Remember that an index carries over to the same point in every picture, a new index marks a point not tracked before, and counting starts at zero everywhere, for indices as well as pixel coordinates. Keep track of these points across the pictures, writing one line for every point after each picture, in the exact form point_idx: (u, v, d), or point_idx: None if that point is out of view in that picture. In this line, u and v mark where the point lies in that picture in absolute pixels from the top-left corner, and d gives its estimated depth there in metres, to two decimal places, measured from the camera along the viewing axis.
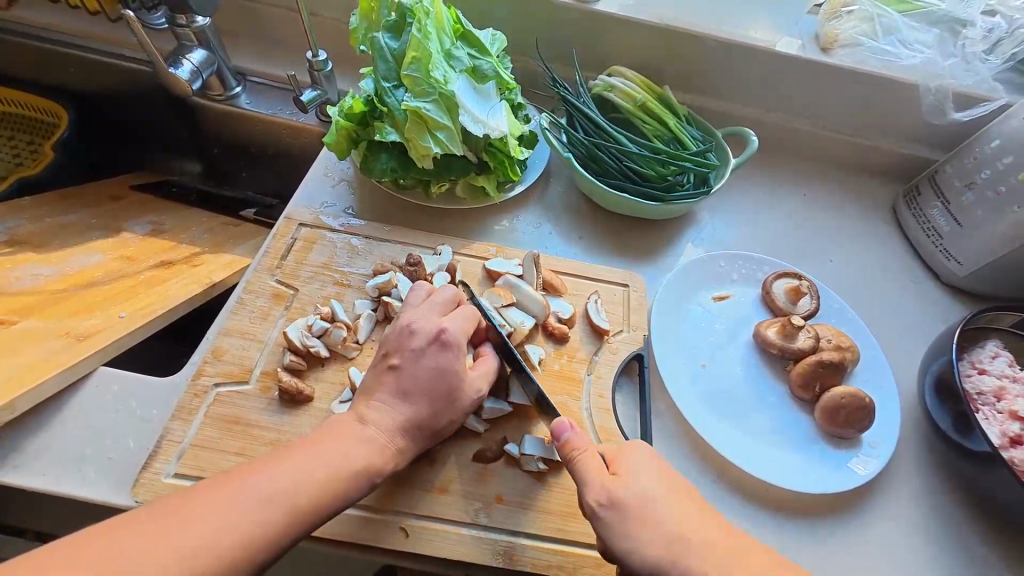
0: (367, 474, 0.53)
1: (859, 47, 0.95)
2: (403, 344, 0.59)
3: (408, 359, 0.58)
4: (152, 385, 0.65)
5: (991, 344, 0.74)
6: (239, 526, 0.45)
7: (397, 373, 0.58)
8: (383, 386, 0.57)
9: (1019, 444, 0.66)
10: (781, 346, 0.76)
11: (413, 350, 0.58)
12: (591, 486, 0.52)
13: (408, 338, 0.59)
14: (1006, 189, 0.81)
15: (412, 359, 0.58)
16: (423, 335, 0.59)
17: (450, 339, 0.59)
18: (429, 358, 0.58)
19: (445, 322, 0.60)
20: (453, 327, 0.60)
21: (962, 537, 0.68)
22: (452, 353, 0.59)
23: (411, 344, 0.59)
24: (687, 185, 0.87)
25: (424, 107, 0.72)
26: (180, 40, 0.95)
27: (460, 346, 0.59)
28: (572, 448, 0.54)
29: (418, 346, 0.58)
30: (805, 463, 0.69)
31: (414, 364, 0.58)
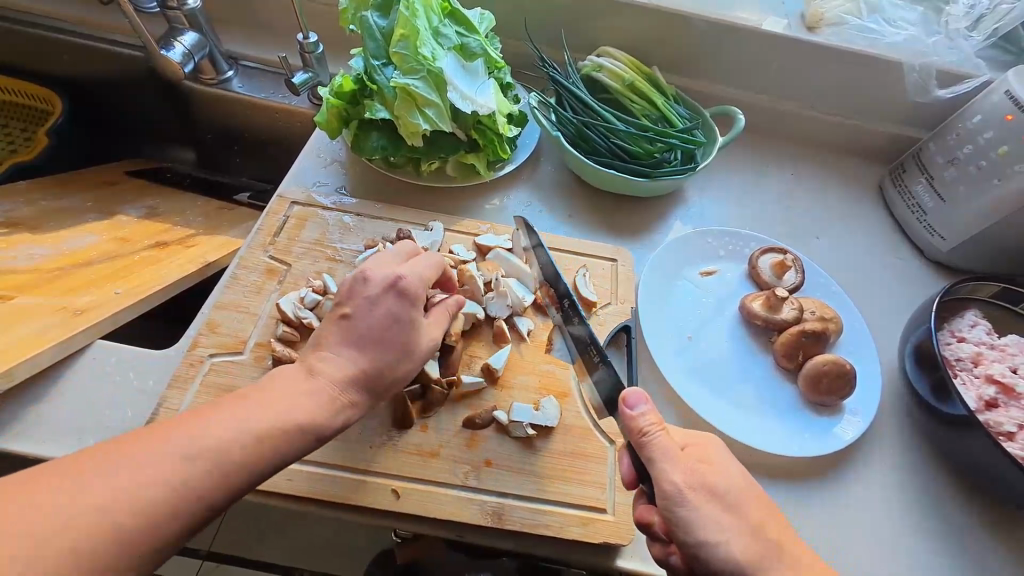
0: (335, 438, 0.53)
1: (844, 26, 0.97)
2: (356, 292, 0.57)
3: (361, 305, 0.56)
4: (149, 358, 0.66)
5: (970, 313, 0.75)
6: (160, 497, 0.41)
7: (347, 321, 0.56)
8: (332, 337, 0.55)
9: (994, 407, 0.67)
10: (766, 319, 0.77)
11: (367, 297, 0.57)
12: (670, 470, 0.50)
13: (362, 288, 0.57)
14: (987, 163, 0.83)
15: (365, 305, 0.56)
16: (377, 283, 0.58)
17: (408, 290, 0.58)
18: (384, 306, 0.57)
19: (403, 271, 0.59)
20: (410, 275, 0.59)
21: (939, 497, 0.70)
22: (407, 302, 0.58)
23: (364, 291, 0.57)
24: (674, 163, 0.88)
25: (413, 84, 0.73)
26: (172, 23, 0.96)
27: (417, 299, 0.59)
28: (641, 428, 0.52)
29: (373, 294, 0.57)
30: (787, 431, 0.71)
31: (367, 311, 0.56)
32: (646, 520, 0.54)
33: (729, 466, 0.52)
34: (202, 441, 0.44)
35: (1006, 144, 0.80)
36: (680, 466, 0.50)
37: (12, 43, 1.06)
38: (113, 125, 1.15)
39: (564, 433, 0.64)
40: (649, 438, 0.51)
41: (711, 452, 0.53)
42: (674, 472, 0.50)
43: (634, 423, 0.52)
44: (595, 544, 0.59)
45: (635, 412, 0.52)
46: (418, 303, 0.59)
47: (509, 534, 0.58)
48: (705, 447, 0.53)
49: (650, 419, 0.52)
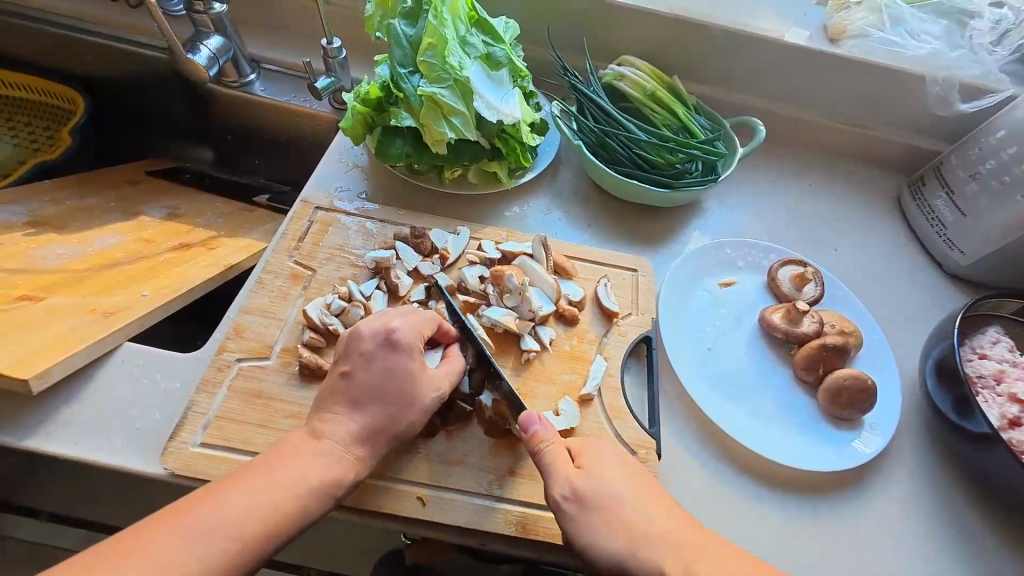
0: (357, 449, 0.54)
1: (867, 38, 0.96)
2: (353, 348, 0.59)
3: (358, 364, 0.58)
4: (177, 361, 0.67)
5: (992, 330, 0.75)
6: (216, 549, 0.46)
7: (348, 379, 0.57)
8: (347, 387, 0.57)
9: (1017, 426, 0.67)
10: (786, 331, 0.77)
11: (365, 350, 0.58)
12: (556, 479, 0.54)
13: (358, 343, 0.59)
14: (1009, 179, 0.82)
15: (362, 363, 0.58)
16: (371, 336, 0.59)
17: (400, 340, 0.59)
18: (379, 360, 0.58)
19: (395, 322, 0.60)
20: (403, 329, 0.60)
21: (959, 514, 0.69)
22: (404, 355, 0.58)
23: (359, 348, 0.59)
24: (695, 173, 0.89)
25: (440, 93, 0.73)
26: (198, 27, 0.96)
27: (412, 349, 0.59)
28: (537, 446, 0.56)
29: (367, 350, 0.58)
30: (806, 442, 0.71)
31: (364, 365, 0.58)
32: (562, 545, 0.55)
33: (606, 465, 0.55)
34: (261, 483, 0.50)
35: None
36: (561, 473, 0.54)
37: (37, 41, 1.07)
38: (128, 121, 1.16)
39: None
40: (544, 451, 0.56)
41: (588, 459, 0.56)
42: (556, 482, 0.54)
43: (529, 440, 0.57)
44: None
45: (530, 431, 0.57)
46: (414, 350, 0.59)
47: (532, 543, 0.59)
48: (596, 449, 0.57)
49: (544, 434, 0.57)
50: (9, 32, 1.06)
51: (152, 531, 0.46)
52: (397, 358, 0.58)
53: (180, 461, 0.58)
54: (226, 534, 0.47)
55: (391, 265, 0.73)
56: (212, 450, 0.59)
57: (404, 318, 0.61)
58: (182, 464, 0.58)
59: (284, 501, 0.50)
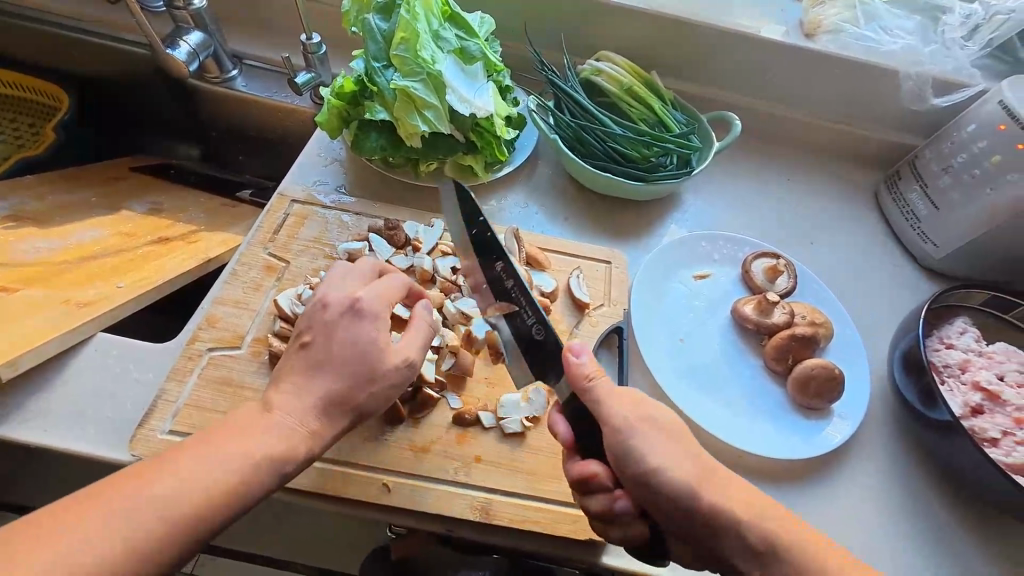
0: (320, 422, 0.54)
1: (842, 34, 0.97)
2: (316, 317, 0.58)
3: (319, 334, 0.57)
4: (150, 352, 0.68)
5: (959, 321, 0.76)
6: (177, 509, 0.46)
7: (308, 349, 0.57)
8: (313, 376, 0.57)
9: (979, 414, 0.68)
10: (757, 322, 0.78)
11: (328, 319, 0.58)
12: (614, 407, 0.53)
13: (321, 312, 0.58)
14: (980, 172, 0.83)
15: (323, 333, 0.57)
16: (335, 305, 0.58)
17: (366, 308, 0.59)
18: (342, 329, 0.57)
19: (360, 291, 0.60)
20: (368, 296, 0.59)
21: (924, 502, 0.70)
22: (368, 322, 0.58)
23: (322, 317, 0.58)
24: (670, 167, 0.89)
25: (413, 86, 0.74)
26: (178, 23, 0.97)
27: (376, 315, 0.59)
28: (586, 376, 0.55)
29: (331, 318, 0.58)
30: (774, 432, 0.72)
31: (327, 339, 0.57)
32: (591, 473, 0.54)
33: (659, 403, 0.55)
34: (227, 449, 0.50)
35: (997, 153, 0.81)
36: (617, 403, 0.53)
37: (29, 39, 1.08)
38: (128, 119, 1.17)
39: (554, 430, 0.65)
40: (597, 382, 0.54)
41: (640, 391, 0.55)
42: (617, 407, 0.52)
43: (580, 370, 0.55)
44: (581, 540, 0.60)
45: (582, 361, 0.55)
46: (380, 315, 0.59)
47: (497, 529, 0.59)
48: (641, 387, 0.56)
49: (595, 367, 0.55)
50: (9, 32, 1.07)
51: (83, 506, 0.44)
52: (361, 324, 0.58)
53: (149, 449, 0.58)
54: (159, 511, 0.45)
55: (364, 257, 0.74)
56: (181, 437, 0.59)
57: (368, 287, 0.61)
58: (151, 452, 0.58)
59: (231, 478, 0.48)
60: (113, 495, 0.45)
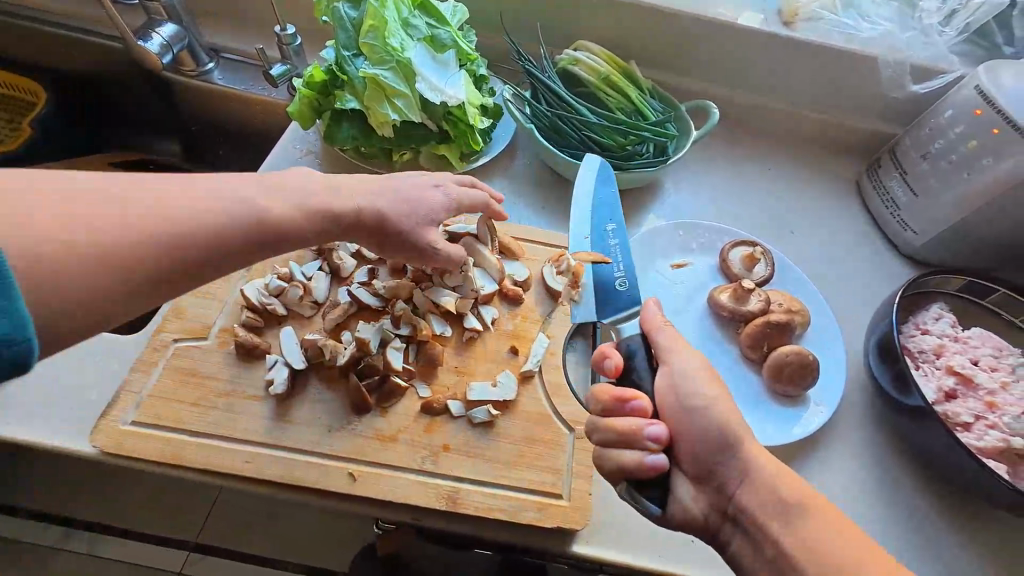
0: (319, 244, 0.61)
1: (819, 21, 0.97)
2: (395, 178, 0.68)
3: (395, 186, 0.67)
4: (116, 343, 0.67)
5: (936, 306, 0.76)
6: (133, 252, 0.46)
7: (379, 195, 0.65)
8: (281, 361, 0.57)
9: (953, 398, 0.68)
10: (732, 310, 0.78)
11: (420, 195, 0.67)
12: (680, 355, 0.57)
13: (406, 176, 0.69)
14: (956, 158, 0.83)
15: (392, 184, 0.67)
16: (417, 177, 0.69)
17: (440, 184, 0.70)
18: (414, 189, 0.67)
19: (437, 176, 0.70)
20: (445, 179, 0.70)
21: (900, 488, 0.70)
22: (436, 193, 0.68)
23: (402, 180, 0.68)
24: (647, 155, 0.89)
25: (382, 75, 0.74)
26: (151, 15, 0.96)
27: (447, 189, 0.69)
28: (652, 319, 0.59)
29: (410, 180, 0.68)
30: (749, 420, 0.72)
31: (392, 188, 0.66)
32: (635, 396, 0.54)
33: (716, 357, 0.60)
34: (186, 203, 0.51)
35: (974, 138, 0.81)
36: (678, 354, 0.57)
37: (13, 37, 1.07)
38: (109, 117, 1.15)
39: (524, 419, 0.64)
40: (664, 332, 0.59)
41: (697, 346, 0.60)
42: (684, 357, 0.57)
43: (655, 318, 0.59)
44: (549, 528, 0.59)
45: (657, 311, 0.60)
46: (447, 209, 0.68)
47: (465, 518, 0.59)
48: None
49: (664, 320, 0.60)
50: (11, 33, 1.07)
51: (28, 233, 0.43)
52: (430, 191, 0.68)
53: (112, 440, 0.58)
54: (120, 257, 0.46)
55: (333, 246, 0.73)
56: (144, 428, 0.59)
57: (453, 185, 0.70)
58: (113, 443, 0.58)
59: (214, 258, 0.52)
60: (88, 200, 0.46)
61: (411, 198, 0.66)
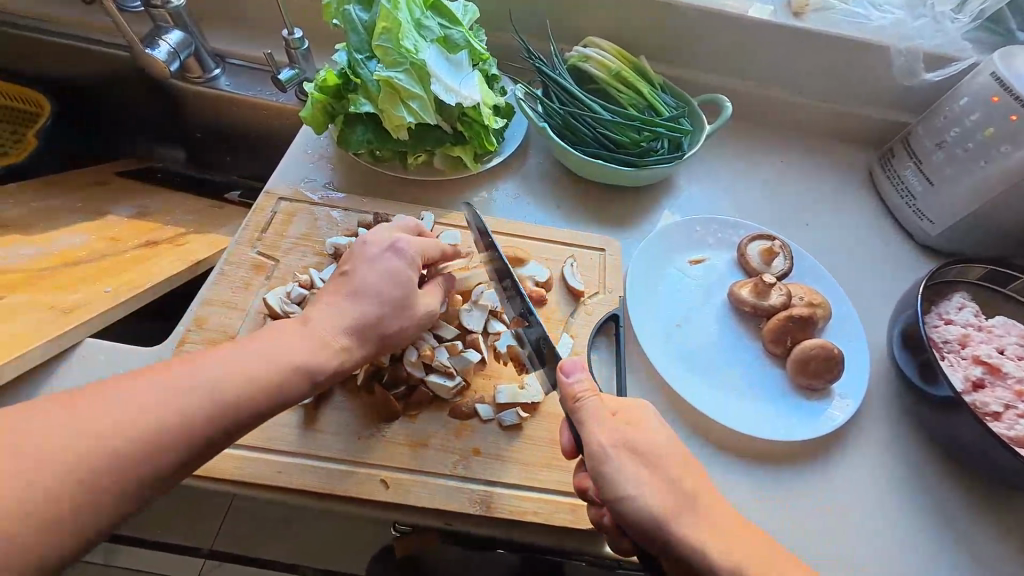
0: (316, 363, 0.53)
1: (829, 11, 0.97)
2: (359, 251, 0.61)
3: (360, 264, 0.60)
4: (140, 355, 0.67)
5: (958, 296, 0.75)
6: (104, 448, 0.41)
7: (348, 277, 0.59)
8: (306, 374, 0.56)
9: (981, 388, 0.68)
10: (754, 305, 0.77)
11: (367, 254, 0.61)
12: (599, 431, 0.52)
13: (365, 247, 0.61)
14: (973, 146, 0.83)
15: (364, 263, 0.60)
16: (376, 243, 0.62)
17: (403, 248, 0.62)
18: (381, 261, 0.60)
19: (401, 235, 0.63)
20: (406, 241, 0.63)
21: (927, 477, 0.70)
22: (405, 262, 0.61)
23: (366, 251, 0.61)
24: (662, 151, 0.88)
25: (396, 77, 0.73)
26: (157, 22, 0.95)
27: (410, 257, 0.62)
28: (576, 395, 0.54)
29: (374, 251, 0.61)
30: (776, 415, 0.71)
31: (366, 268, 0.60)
32: (584, 487, 0.57)
33: (654, 426, 0.54)
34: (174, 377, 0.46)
35: (991, 125, 0.80)
36: (598, 429, 0.52)
37: (16, 47, 1.05)
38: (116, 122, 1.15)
39: (553, 421, 0.64)
40: (583, 404, 0.54)
41: (634, 416, 0.54)
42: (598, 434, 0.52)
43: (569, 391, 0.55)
44: (583, 529, 0.59)
45: (574, 379, 0.55)
46: (413, 262, 0.62)
47: (498, 522, 0.59)
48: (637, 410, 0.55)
49: (583, 387, 0.55)
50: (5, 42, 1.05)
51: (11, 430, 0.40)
52: (398, 262, 0.61)
53: None
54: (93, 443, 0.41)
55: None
56: None
57: (408, 236, 0.64)
58: None
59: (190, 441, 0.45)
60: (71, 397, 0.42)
61: (378, 276, 0.59)
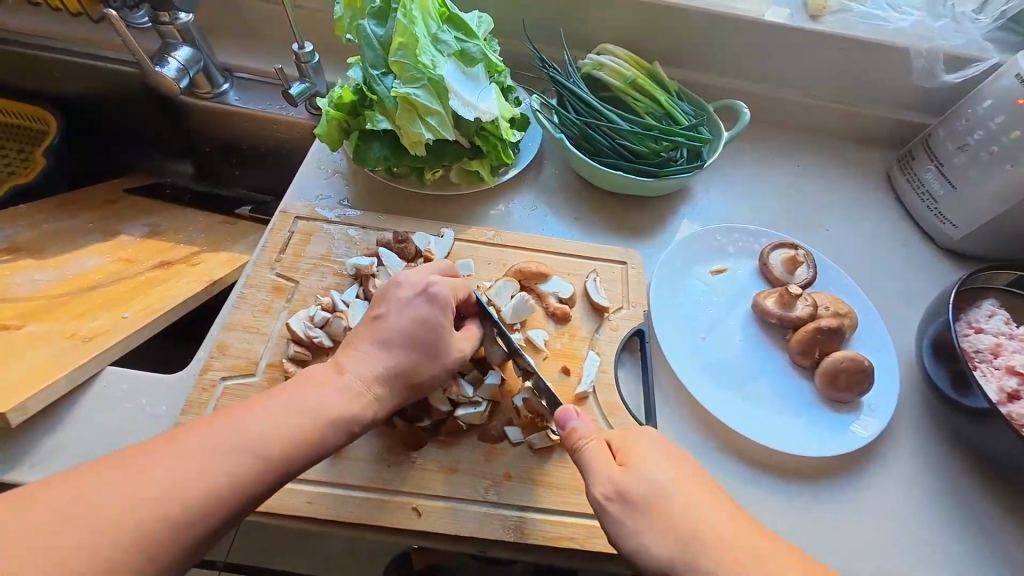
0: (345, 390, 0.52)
1: (847, 13, 0.96)
2: (390, 294, 0.60)
3: (392, 308, 0.59)
4: (161, 383, 0.66)
5: (987, 303, 0.74)
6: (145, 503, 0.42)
7: (381, 322, 0.59)
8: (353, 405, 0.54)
9: (1016, 399, 0.67)
10: (780, 316, 0.76)
11: (400, 298, 0.59)
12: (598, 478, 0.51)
13: (396, 289, 0.60)
14: (998, 149, 0.81)
15: (397, 307, 0.59)
16: (409, 286, 0.60)
17: (437, 293, 0.60)
18: (413, 307, 0.59)
19: (435, 277, 0.61)
20: (441, 284, 0.61)
21: (961, 490, 0.69)
22: (438, 308, 0.59)
23: (397, 293, 0.60)
24: (680, 160, 0.87)
25: (414, 93, 0.72)
26: (165, 39, 0.94)
27: (446, 304, 0.60)
28: (577, 441, 0.54)
29: (406, 295, 0.60)
30: (808, 429, 0.70)
31: (397, 313, 0.59)
32: None
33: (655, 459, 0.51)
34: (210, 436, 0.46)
35: (1017, 129, 0.79)
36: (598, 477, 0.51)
37: (18, 65, 1.04)
38: (122, 137, 1.12)
39: None
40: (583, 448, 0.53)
41: (633, 453, 0.52)
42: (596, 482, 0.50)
43: (568, 437, 0.54)
44: (618, 554, 0.58)
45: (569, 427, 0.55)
46: (447, 307, 0.60)
47: (533, 547, 0.58)
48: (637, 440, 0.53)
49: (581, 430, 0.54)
50: (7, 59, 1.03)
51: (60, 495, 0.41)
52: (428, 309, 0.59)
53: None
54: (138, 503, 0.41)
55: (373, 272, 0.72)
56: None
57: (442, 277, 0.63)
58: None
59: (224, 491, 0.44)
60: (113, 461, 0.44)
61: (409, 325, 0.58)
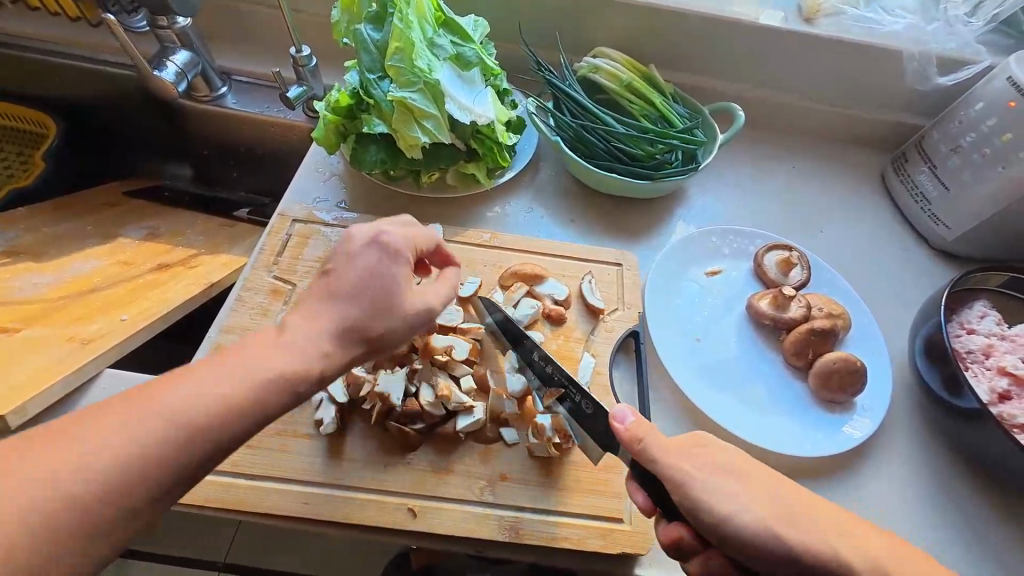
0: None
1: (840, 17, 0.96)
2: (339, 249, 0.53)
3: (340, 262, 0.52)
4: None
5: (979, 304, 0.75)
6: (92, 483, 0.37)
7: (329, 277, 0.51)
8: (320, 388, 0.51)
9: (1007, 400, 0.67)
10: (774, 317, 0.77)
11: (348, 250, 0.52)
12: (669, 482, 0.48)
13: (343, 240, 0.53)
14: (990, 151, 0.82)
15: (344, 261, 0.52)
16: (359, 238, 0.54)
17: (388, 241, 0.54)
18: (362, 256, 0.52)
19: (387, 227, 0.56)
20: (394, 233, 0.55)
21: (954, 490, 0.70)
22: (392, 257, 0.53)
23: (345, 248, 0.53)
24: (675, 163, 0.88)
25: (410, 97, 0.72)
26: (164, 43, 0.95)
27: (400, 252, 0.54)
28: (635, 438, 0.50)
29: (355, 247, 0.53)
30: (802, 430, 0.71)
31: (346, 266, 0.52)
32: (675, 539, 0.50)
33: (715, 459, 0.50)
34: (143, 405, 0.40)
35: (1008, 131, 0.80)
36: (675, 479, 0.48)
37: (17, 70, 1.05)
38: (120, 139, 1.13)
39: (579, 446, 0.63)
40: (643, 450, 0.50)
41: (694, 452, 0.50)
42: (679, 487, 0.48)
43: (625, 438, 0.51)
44: (613, 554, 0.58)
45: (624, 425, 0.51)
46: (403, 255, 0.54)
47: (528, 548, 0.58)
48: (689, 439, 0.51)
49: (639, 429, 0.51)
50: (7, 64, 1.04)
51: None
52: (380, 258, 0.53)
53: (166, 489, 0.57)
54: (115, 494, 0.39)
55: None
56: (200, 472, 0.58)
57: (397, 228, 0.57)
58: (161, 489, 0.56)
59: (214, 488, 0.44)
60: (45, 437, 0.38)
61: (359, 274, 0.51)
